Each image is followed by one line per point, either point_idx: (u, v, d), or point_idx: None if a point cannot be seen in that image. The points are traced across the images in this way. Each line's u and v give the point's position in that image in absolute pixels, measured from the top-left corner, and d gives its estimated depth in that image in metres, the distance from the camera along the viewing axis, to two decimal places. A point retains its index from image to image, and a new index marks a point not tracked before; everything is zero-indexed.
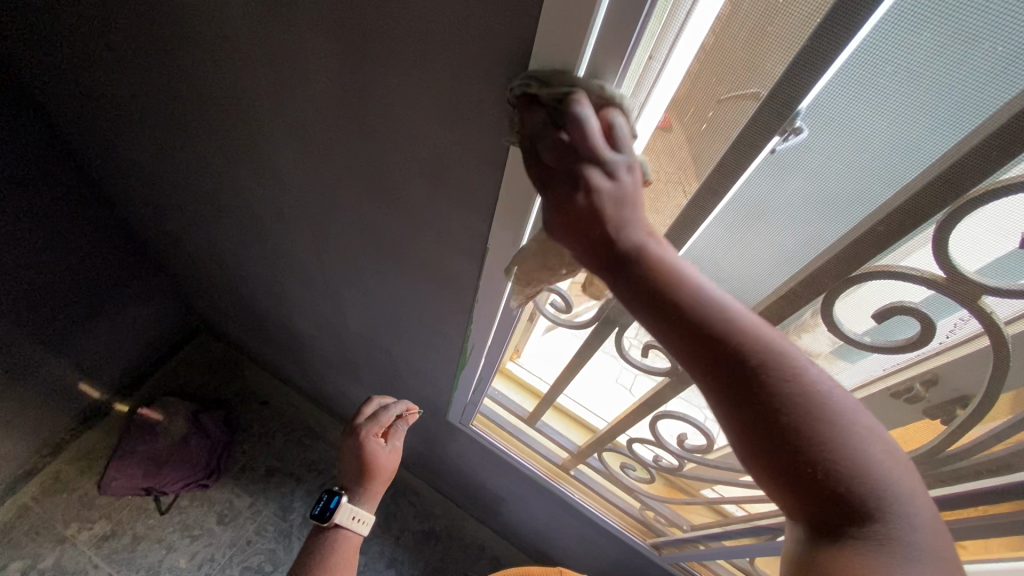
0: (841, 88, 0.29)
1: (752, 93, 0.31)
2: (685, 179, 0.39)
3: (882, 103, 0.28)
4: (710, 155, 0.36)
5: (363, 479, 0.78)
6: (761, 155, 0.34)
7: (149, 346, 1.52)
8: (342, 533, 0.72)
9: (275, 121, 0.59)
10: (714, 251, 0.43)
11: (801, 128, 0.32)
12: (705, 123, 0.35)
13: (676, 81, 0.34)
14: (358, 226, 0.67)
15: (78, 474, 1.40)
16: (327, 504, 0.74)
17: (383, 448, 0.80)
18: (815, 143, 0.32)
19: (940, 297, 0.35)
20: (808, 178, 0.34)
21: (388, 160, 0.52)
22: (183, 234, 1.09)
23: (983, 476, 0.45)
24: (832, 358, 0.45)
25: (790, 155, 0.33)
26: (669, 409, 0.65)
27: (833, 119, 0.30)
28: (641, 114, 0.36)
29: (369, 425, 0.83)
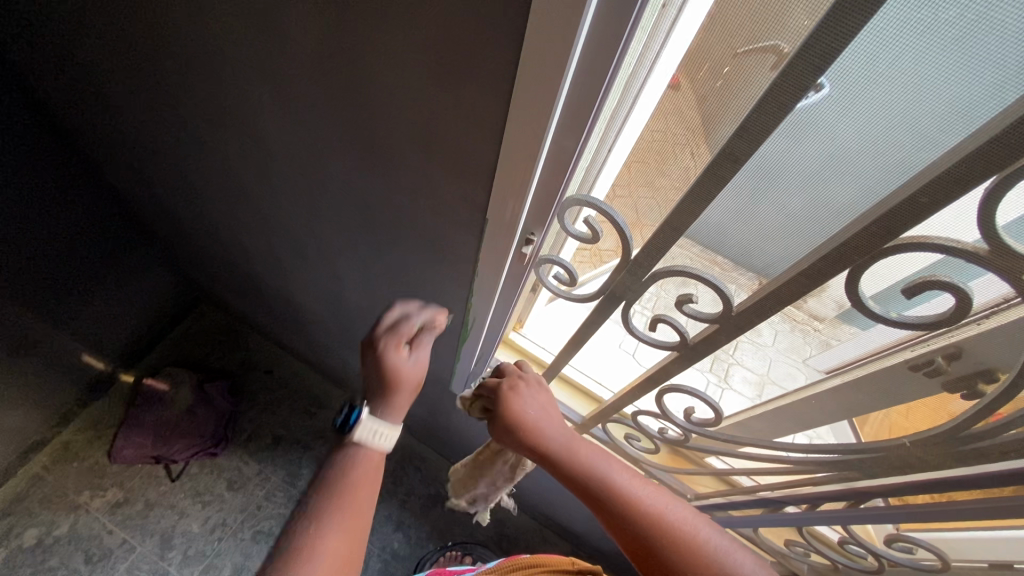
0: (875, 42, 0.25)
1: (772, 48, 0.29)
2: (693, 143, 0.36)
3: (924, 53, 0.25)
4: (728, 115, 0.33)
5: (384, 397, 0.58)
6: (783, 117, 0.30)
7: (151, 318, 1.51)
8: (361, 452, 0.55)
9: (257, 88, 0.55)
10: (726, 220, 0.39)
11: (825, 85, 0.28)
12: (720, 80, 0.32)
13: (689, 36, 0.32)
14: (351, 198, 0.64)
15: (87, 444, 1.41)
16: (349, 417, 0.57)
17: (410, 359, 0.61)
18: (843, 100, 0.29)
19: (974, 267, 0.32)
20: (833, 142, 0.31)
21: (380, 126, 0.49)
22: (176, 206, 1.06)
23: (1006, 457, 0.42)
24: (839, 322, 0.42)
25: (815, 115, 0.30)
26: (675, 382, 0.63)
27: (863, 76, 0.27)
28: (650, 73, 0.35)
29: (387, 337, 0.63)
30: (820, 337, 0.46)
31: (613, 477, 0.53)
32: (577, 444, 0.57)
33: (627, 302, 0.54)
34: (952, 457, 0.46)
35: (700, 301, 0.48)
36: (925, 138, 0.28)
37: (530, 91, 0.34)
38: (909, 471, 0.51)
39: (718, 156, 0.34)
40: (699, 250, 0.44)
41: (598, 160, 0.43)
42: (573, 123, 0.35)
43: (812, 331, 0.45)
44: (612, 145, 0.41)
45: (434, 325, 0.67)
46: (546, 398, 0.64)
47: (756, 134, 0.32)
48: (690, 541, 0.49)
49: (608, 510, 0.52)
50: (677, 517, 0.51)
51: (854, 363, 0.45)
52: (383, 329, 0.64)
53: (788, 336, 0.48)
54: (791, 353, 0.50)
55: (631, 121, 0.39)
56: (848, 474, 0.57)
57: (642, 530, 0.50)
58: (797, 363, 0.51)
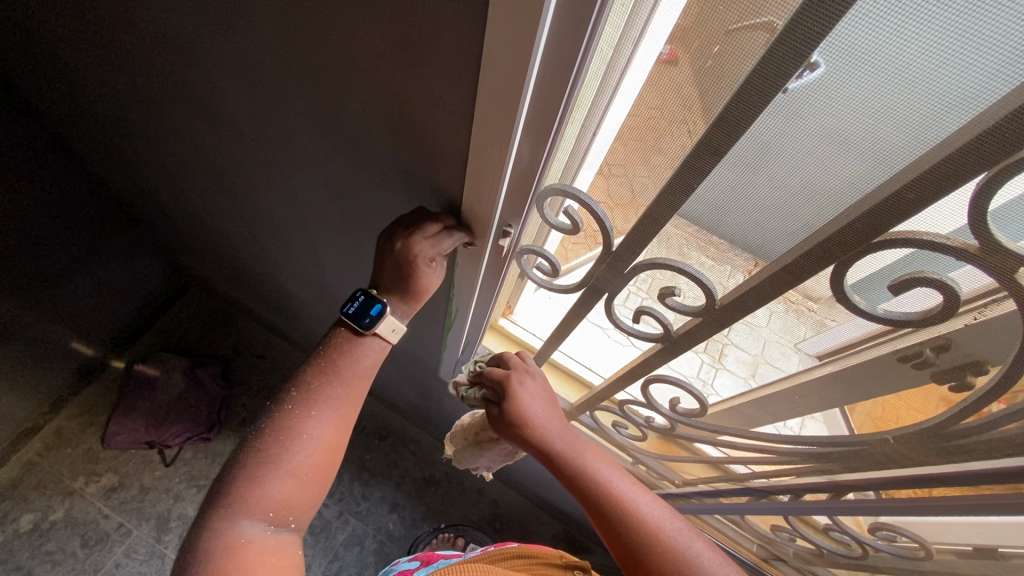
0: (873, 16, 0.23)
1: (764, 23, 0.26)
2: (690, 115, 0.33)
3: (924, 33, 0.23)
4: (721, 92, 0.30)
5: (392, 275, 0.54)
6: (773, 97, 0.28)
7: (139, 303, 1.49)
8: (377, 343, 0.57)
9: (225, 71, 0.52)
10: (712, 207, 0.37)
11: (818, 62, 0.26)
12: (709, 59, 0.30)
13: (676, 11, 0.29)
14: (329, 185, 0.62)
15: (81, 431, 1.42)
16: (364, 307, 0.55)
17: (434, 271, 0.54)
18: (835, 81, 0.26)
19: (963, 264, 0.31)
20: (823, 127, 0.28)
21: (352, 112, 0.46)
22: (157, 192, 1.03)
23: (991, 455, 0.42)
24: (833, 304, 0.39)
25: (805, 95, 0.27)
26: (662, 373, 0.63)
27: (859, 55, 0.25)
28: (636, 50, 0.32)
29: (421, 243, 0.50)
30: (813, 317, 0.42)
31: (616, 486, 0.56)
32: (579, 451, 0.58)
33: (610, 295, 0.53)
34: (935, 453, 0.45)
35: (683, 296, 0.46)
36: (918, 129, 0.26)
37: (504, 74, 0.31)
38: (892, 466, 0.50)
39: (701, 146, 0.32)
40: (693, 229, 0.40)
41: (581, 145, 0.41)
42: (549, 108, 0.33)
43: (806, 306, 0.41)
44: (596, 130, 0.39)
45: (469, 236, 0.50)
46: (550, 397, 0.63)
47: (743, 119, 0.30)
48: (675, 551, 0.52)
49: (611, 516, 0.55)
50: (675, 534, 0.54)
51: (841, 350, 0.44)
52: (421, 236, 0.50)
53: (782, 316, 0.45)
54: (784, 336, 0.47)
55: (615, 105, 0.36)
56: (830, 466, 0.56)
57: (632, 538, 0.54)
58: (787, 345, 0.48)
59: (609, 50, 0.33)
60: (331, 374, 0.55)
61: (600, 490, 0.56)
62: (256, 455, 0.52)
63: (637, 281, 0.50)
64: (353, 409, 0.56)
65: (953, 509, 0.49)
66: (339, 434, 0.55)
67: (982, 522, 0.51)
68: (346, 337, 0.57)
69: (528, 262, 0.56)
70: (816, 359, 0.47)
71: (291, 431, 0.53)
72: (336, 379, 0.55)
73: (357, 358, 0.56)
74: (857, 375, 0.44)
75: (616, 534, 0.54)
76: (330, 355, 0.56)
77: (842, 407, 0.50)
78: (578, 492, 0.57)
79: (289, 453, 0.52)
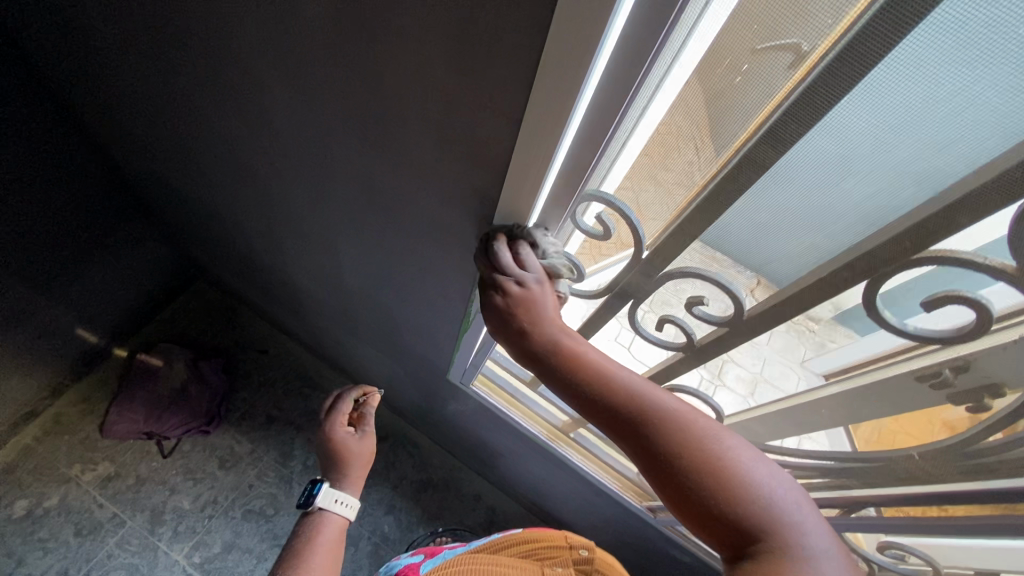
0: (913, 57, 0.24)
1: (792, 45, 0.27)
2: (697, 135, 0.35)
3: (963, 70, 0.24)
4: (744, 115, 0.32)
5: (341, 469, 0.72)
6: (815, 122, 0.29)
7: (145, 293, 1.49)
8: (325, 518, 0.67)
9: (262, 68, 0.54)
10: (748, 220, 0.38)
11: (854, 94, 0.27)
12: (738, 76, 0.30)
13: (711, 32, 0.29)
14: (354, 184, 0.63)
15: (79, 418, 1.41)
16: (310, 493, 0.69)
17: (357, 435, 0.75)
18: (870, 112, 0.27)
19: (999, 283, 0.31)
20: (859, 152, 0.29)
21: (388, 115, 0.47)
22: (175, 182, 1.04)
23: (1012, 473, 0.42)
24: (835, 324, 0.42)
25: (842, 123, 0.29)
26: (681, 384, 0.62)
27: (926, 77, 0.25)
28: (671, 67, 0.32)
29: (335, 421, 0.76)
30: (815, 338, 0.45)
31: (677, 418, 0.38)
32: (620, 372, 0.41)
33: (635, 302, 0.53)
34: (955, 470, 0.46)
35: (710, 304, 0.47)
36: (953, 158, 0.27)
37: (549, 88, 0.32)
38: (910, 481, 0.51)
39: (741, 159, 0.33)
40: (700, 250, 0.43)
41: (607, 161, 0.40)
42: (592, 121, 0.34)
43: (807, 326, 0.44)
44: (624, 143, 0.38)
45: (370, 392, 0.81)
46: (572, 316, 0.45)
47: (789, 138, 0.31)
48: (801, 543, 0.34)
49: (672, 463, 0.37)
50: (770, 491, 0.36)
51: (851, 369, 0.45)
52: (336, 411, 0.77)
53: (784, 337, 0.47)
54: (787, 354, 0.49)
55: (644, 121, 0.36)
56: (845, 481, 0.57)
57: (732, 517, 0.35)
58: (795, 364, 0.50)
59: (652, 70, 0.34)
60: (304, 551, 0.62)
61: (680, 443, 0.37)
62: None
63: (660, 287, 0.50)
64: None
65: (966, 528, 0.50)
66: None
67: (994, 545, 0.52)
68: (310, 524, 0.67)
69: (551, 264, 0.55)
70: (823, 379, 0.48)
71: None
72: (308, 547, 0.62)
73: (320, 534, 0.65)
74: (876, 393, 0.45)
75: (711, 511, 0.36)
76: (303, 539, 0.64)
77: (847, 425, 0.52)
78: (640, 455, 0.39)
79: None
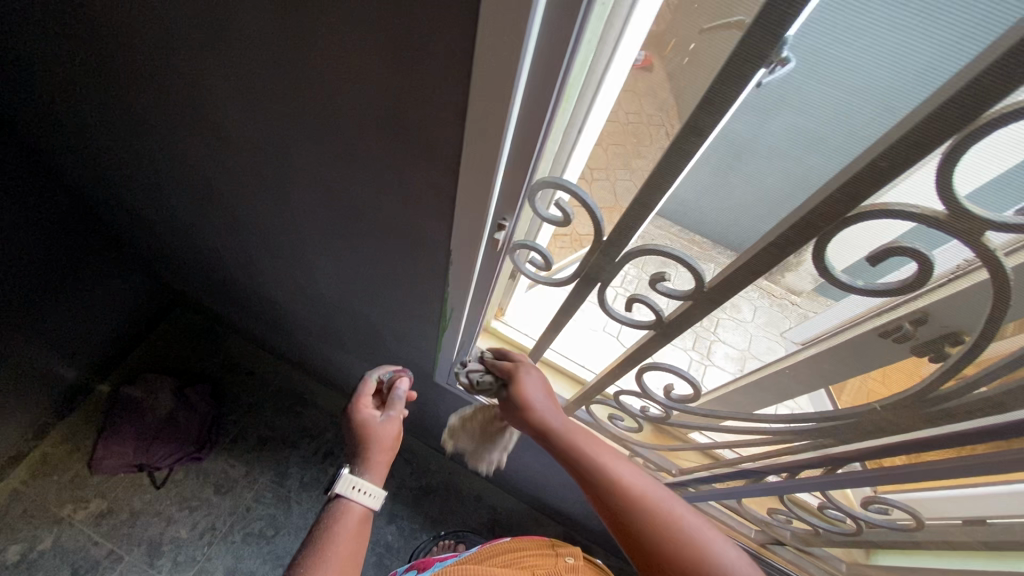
0: (836, 15, 0.26)
1: (736, 22, 0.28)
2: (646, 119, 0.36)
3: (881, 25, 0.25)
4: (680, 91, 0.33)
5: (366, 451, 0.68)
6: (750, 90, 0.31)
7: (123, 325, 1.47)
8: (344, 505, 0.63)
9: (211, 85, 0.53)
10: (703, 185, 0.39)
11: (789, 58, 0.28)
12: (687, 56, 0.32)
13: (649, 16, 0.32)
14: (316, 194, 0.63)
15: (66, 457, 1.38)
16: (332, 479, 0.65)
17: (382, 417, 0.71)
18: (803, 73, 0.29)
19: (937, 232, 0.32)
20: (797, 112, 0.31)
21: (339, 121, 0.47)
22: (141, 209, 1.02)
23: (972, 415, 0.44)
24: (815, 295, 0.43)
25: (779, 86, 0.30)
26: (658, 362, 0.63)
27: (845, 31, 0.26)
28: (616, 48, 0.34)
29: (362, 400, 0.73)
30: (798, 310, 0.46)
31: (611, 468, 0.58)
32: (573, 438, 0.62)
33: (601, 286, 0.54)
34: (923, 418, 0.47)
35: (674, 280, 0.48)
36: (879, 109, 0.28)
37: (485, 78, 0.33)
38: (884, 434, 0.52)
39: (682, 128, 0.34)
40: (682, 233, 0.44)
41: (568, 141, 0.42)
42: (532, 108, 0.35)
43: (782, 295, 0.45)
44: (581, 126, 0.40)
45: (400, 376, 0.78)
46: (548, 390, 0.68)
47: (721, 104, 0.31)
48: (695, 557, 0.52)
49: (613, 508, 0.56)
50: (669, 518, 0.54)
51: (826, 335, 0.46)
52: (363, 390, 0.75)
53: (767, 311, 0.48)
54: (769, 327, 0.50)
55: (599, 101, 0.38)
56: (823, 441, 0.58)
57: (656, 542, 0.53)
58: (776, 337, 0.51)
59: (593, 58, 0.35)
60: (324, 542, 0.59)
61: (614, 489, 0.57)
62: None
63: (628, 267, 0.51)
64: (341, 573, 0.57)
65: (939, 472, 0.51)
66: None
67: (969, 487, 0.53)
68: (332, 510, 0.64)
69: (520, 255, 0.56)
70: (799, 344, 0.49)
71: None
72: (328, 541, 0.59)
73: (339, 523, 0.62)
74: (841, 350, 0.46)
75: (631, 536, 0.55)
76: (323, 529, 0.61)
77: (827, 387, 0.52)
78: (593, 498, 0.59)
79: None
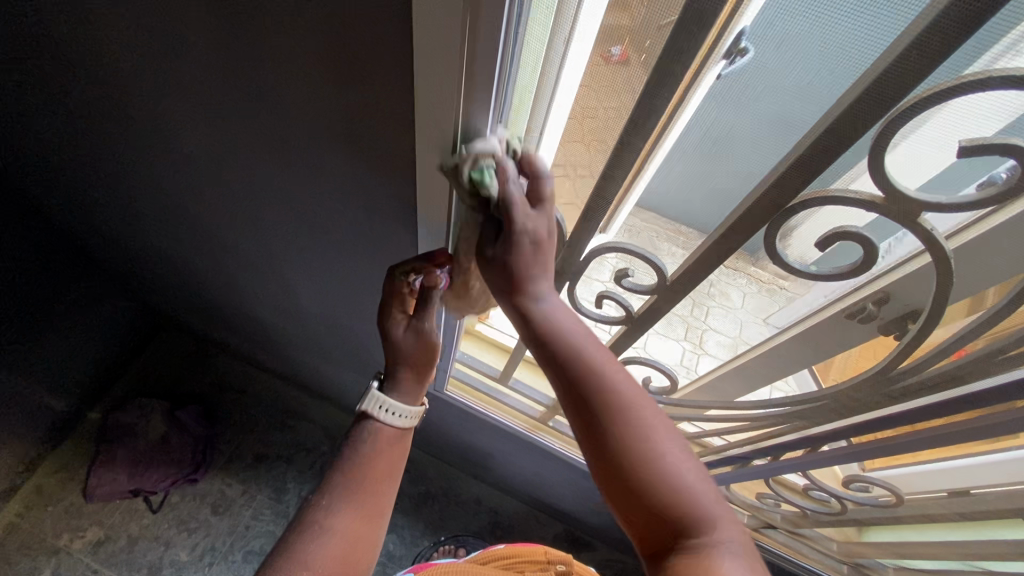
0: (799, 9, 0.25)
1: (677, 22, 0.27)
2: (590, 121, 0.37)
3: (840, 26, 0.24)
4: (617, 94, 0.34)
5: (394, 366, 0.60)
6: (707, 80, 0.30)
7: (109, 351, 1.46)
8: (373, 426, 0.61)
9: (169, 109, 0.53)
10: (652, 180, 0.38)
11: (747, 49, 0.27)
12: (644, 53, 0.30)
13: (597, 15, 0.30)
14: (285, 211, 0.63)
15: (60, 487, 1.37)
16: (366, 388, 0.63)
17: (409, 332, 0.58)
18: (759, 69, 0.28)
19: (883, 219, 0.33)
20: (748, 111, 0.30)
21: (296, 139, 0.47)
22: (117, 234, 1.02)
23: (932, 390, 0.45)
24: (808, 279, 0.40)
25: (734, 81, 0.29)
26: (634, 355, 0.64)
27: (806, 29, 0.25)
28: (567, 51, 0.33)
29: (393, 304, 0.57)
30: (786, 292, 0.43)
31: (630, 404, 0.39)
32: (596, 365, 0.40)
33: (570, 284, 0.54)
34: (887, 396, 0.48)
35: (636, 275, 0.49)
36: (815, 108, 0.29)
37: (429, 90, 0.34)
38: (854, 414, 0.53)
39: (625, 121, 0.34)
40: (666, 222, 0.42)
41: (531, 146, 0.41)
42: (476, 117, 0.35)
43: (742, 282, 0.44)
44: (543, 129, 0.39)
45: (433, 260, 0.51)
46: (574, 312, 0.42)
47: (655, 105, 0.32)
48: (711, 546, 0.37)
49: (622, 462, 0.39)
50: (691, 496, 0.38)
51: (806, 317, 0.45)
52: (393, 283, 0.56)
53: (756, 297, 0.45)
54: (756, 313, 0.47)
55: (556, 105, 0.37)
56: (799, 424, 0.59)
57: (667, 524, 0.38)
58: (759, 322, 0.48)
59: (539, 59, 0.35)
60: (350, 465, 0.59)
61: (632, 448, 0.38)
62: (295, 536, 0.55)
63: (596, 267, 0.51)
64: (369, 503, 0.59)
65: (909, 447, 0.52)
66: (356, 527, 0.58)
67: (941, 459, 0.55)
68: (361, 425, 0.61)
69: None
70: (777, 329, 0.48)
71: (316, 526, 0.56)
72: (355, 467, 0.59)
73: (365, 444, 0.60)
74: (803, 337, 0.47)
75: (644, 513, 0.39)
76: (349, 449, 0.60)
77: (812, 366, 0.50)
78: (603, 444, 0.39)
79: (316, 535, 0.55)
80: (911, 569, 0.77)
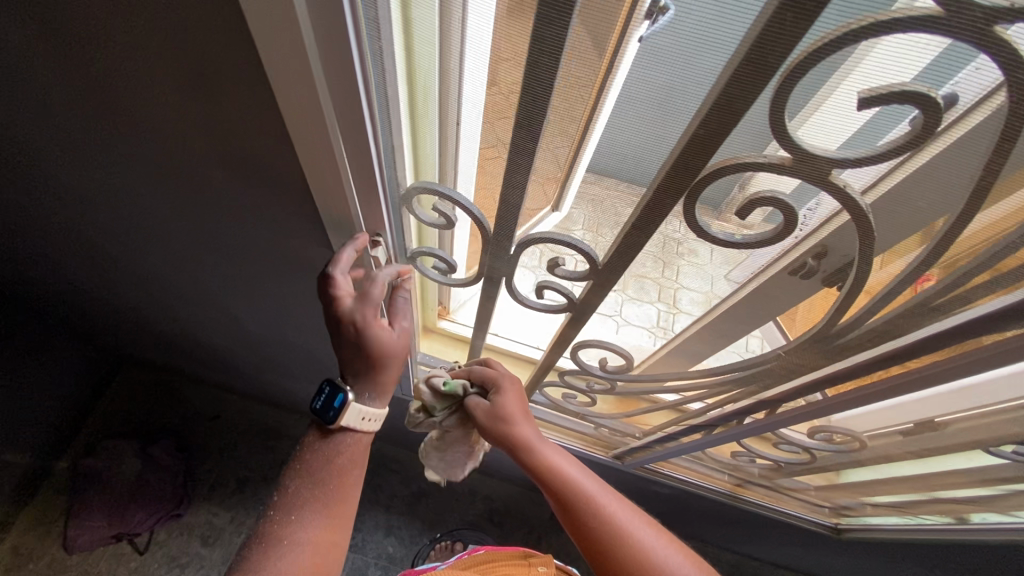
0: None
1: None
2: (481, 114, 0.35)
3: None
4: (502, 82, 0.32)
5: (375, 374, 0.55)
6: (629, 45, 0.27)
7: (69, 398, 1.40)
8: (350, 435, 0.57)
9: (52, 147, 0.49)
10: (590, 152, 0.35)
11: (668, 6, 0.25)
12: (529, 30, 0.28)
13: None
14: (204, 239, 0.59)
15: (39, 542, 1.33)
16: (330, 399, 0.55)
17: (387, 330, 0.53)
18: (683, 29, 0.25)
19: (797, 181, 0.31)
20: (678, 74, 0.28)
21: (191, 164, 0.44)
22: (45, 280, 0.96)
23: (870, 343, 0.45)
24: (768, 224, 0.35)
25: (657, 44, 0.26)
26: (585, 338, 0.62)
27: None
28: (462, 37, 0.30)
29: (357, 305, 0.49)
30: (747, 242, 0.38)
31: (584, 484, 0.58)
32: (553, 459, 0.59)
33: (506, 279, 0.52)
34: (832, 351, 0.48)
35: (569, 263, 0.47)
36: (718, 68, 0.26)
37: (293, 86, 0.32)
38: (805, 372, 0.53)
39: (519, 103, 0.32)
40: (623, 185, 0.36)
41: (447, 137, 0.39)
42: (350, 115, 0.34)
43: (680, 246, 0.41)
44: (458, 121, 0.37)
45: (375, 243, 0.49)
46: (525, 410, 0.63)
47: (539, 87, 0.31)
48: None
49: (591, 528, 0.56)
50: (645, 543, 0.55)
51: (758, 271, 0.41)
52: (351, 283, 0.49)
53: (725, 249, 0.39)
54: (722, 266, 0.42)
55: (461, 95, 0.34)
56: (755, 386, 0.59)
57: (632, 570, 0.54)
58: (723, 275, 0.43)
59: (433, 49, 0.32)
60: (317, 474, 0.56)
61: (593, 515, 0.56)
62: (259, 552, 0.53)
63: (525, 257, 0.50)
64: (341, 508, 0.57)
65: (860, 398, 0.53)
66: (329, 536, 0.55)
67: (893, 403, 0.55)
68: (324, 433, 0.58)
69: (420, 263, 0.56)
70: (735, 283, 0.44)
71: (282, 538, 0.53)
72: (324, 473, 0.56)
73: (335, 453, 0.56)
74: (744, 302, 0.46)
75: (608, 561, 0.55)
76: (311, 458, 0.57)
77: (777, 318, 0.47)
78: (589, 532, 0.56)
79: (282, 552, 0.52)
80: (883, 504, 0.79)
